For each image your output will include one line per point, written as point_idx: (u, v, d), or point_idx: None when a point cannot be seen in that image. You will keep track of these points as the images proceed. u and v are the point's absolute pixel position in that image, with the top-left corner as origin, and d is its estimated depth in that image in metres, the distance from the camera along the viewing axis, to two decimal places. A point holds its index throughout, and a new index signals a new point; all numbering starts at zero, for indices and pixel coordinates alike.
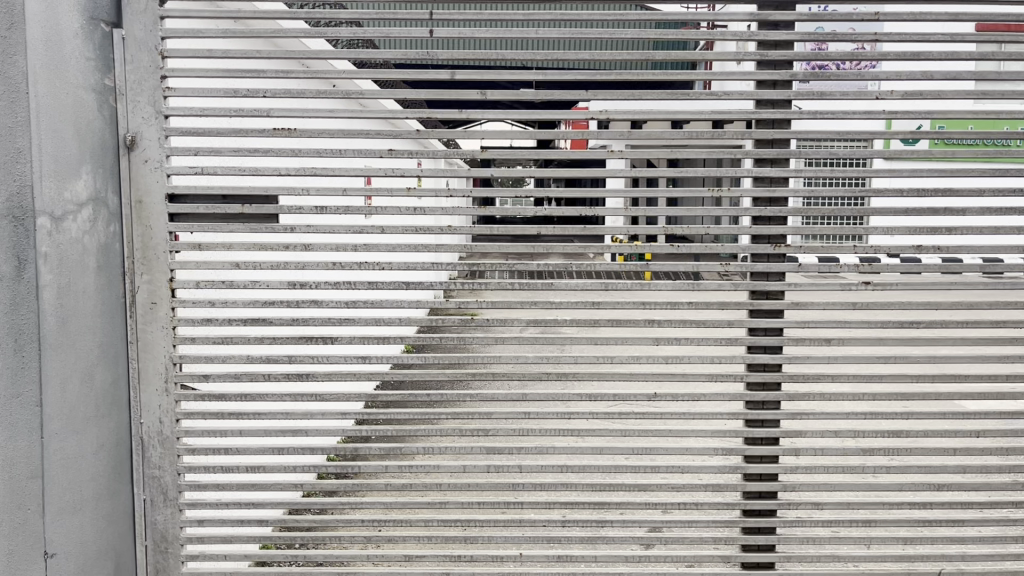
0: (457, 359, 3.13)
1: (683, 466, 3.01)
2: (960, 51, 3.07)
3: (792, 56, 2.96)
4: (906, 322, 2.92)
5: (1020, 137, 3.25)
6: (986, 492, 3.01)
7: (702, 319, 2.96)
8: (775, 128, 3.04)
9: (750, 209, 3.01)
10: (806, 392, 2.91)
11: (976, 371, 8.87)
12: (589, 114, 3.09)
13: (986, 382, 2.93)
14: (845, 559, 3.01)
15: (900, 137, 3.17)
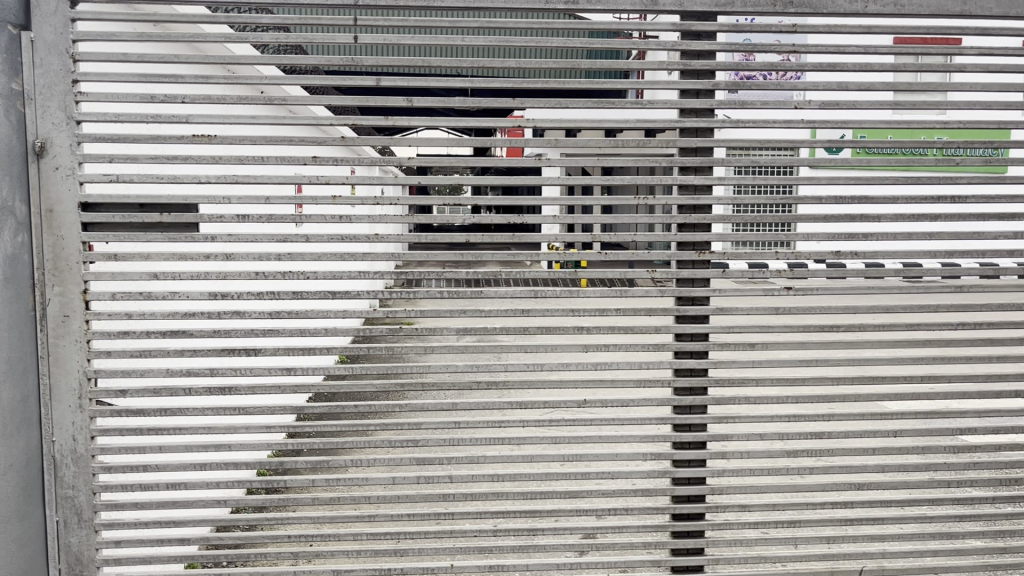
0: (386, 371, 3.06)
1: (614, 473, 2.99)
2: (874, 62, 3.15)
3: (714, 66, 2.99)
4: (827, 326, 2.97)
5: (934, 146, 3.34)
6: (905, 491, 3.07)
7: (630, 325, 2.94)
8: (699, 136, 3.06)
9: (675, 216, 3.02)
10: (733, 396, 2.93)
11: (895, 374, 9.27)
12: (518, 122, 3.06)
13: (903, 383, 3.00)
14: (772, 560, 3.04)
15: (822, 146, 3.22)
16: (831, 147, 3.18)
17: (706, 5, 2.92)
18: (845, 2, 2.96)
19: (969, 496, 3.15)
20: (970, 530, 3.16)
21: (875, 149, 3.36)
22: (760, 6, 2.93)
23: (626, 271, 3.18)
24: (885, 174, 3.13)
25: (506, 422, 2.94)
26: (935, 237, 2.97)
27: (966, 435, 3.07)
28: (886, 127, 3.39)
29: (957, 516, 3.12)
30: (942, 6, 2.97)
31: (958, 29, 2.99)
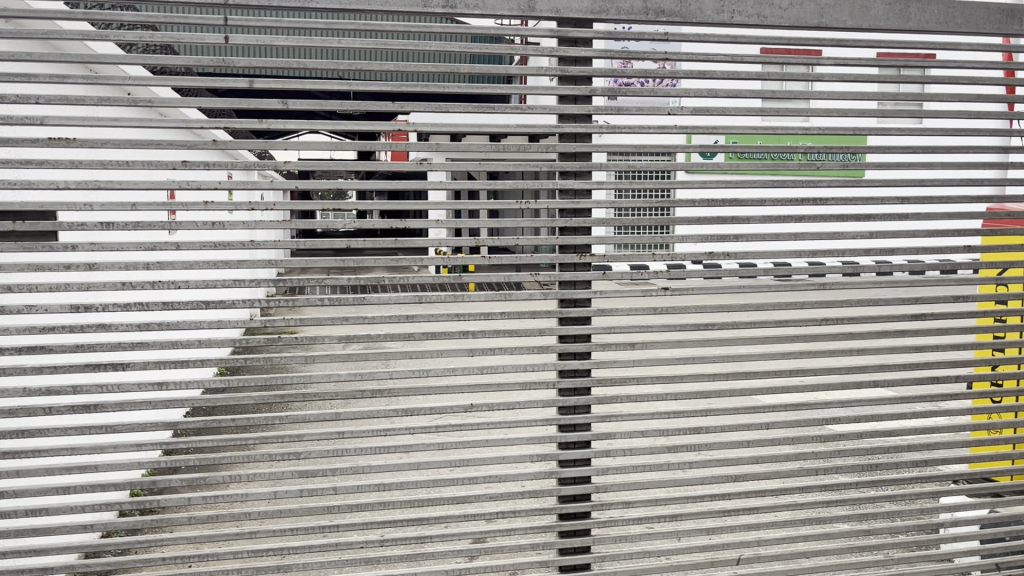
0: (267, 381, 2.93)
1: (501, 475, 2.96)
2: (742, 70, 3.27)
3: (589, 73, 3.02)
4: (704, 325, 3.04)
5: (800, 150, 3.49)
6: (778, 480, 3.19)
7: (514, 329, 2.88)
8: (577, 141, 3.10)
9: (557, 219, 3.04)
10: (615, 395, 2.98)
11: (772, 368, 9.71)
12: (399, 125, 3.00)
13: (775, 378, 3.11)
14: (655, 554, 3.09)
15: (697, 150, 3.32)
16: (704, 152, 3.28)
17: (583, 12, 2.96)
18: (713, 12, 3.05)
19: (835, 483, 3.30)
20: (838, 514, 3.31)
21: (744, 154, 3.48)
22: (633, 14, 2.99)
23: (511, 275, 3.18)
24: (754, 178, 3.25)
25: (392, 429, 2.85)
26: (800, 238, 3.10)
27: (832, 424, 3.22)
28: (755, 132, 3.51)
29: (826, 501, 3.27)
30: (802, 18, 3.13)
31: (817, 40, 3.12)
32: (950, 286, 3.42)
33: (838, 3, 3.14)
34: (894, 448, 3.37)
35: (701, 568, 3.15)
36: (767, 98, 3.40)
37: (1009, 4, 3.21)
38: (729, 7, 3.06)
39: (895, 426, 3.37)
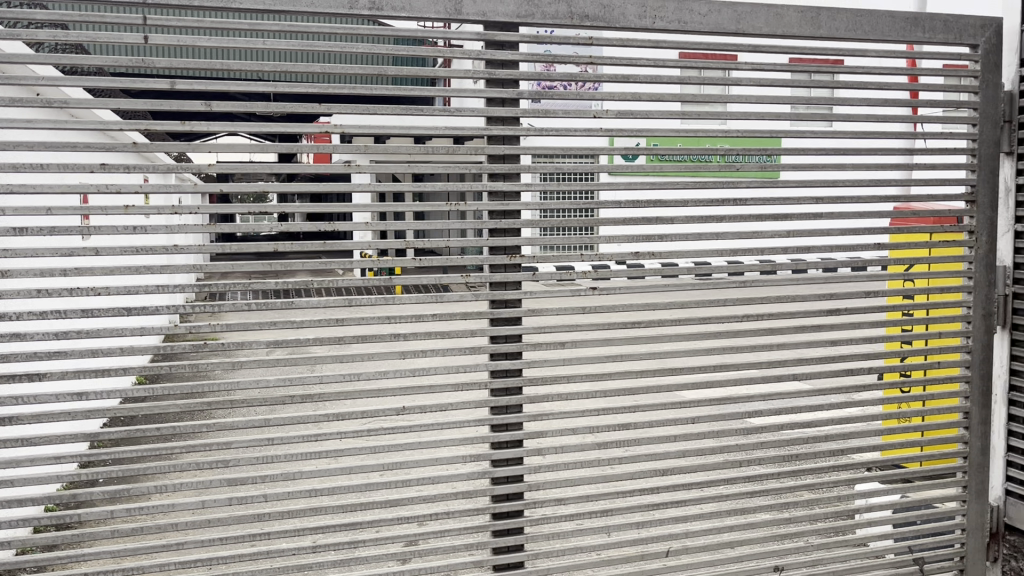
0: (192, 389, 2.86)
1: (434, 478, 2.95)
2: (663, 74, 3.34)
3: (515, 76, 3.04)
4: (632, 323, 3.09)
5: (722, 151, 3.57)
6: (704, 473, 3.27)
7: (446, 330, 2.85)
8: (505, 143, 3.12)
9: (487, 221, 3.06)
10: (546, 395, 3.01)
11: (696, 363, 9.93)
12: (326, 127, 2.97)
13: (700, 374, 3.19)
14: (586, 549, 3.14)
15: (623, 151, 3.38)
16: (628, 154, 3.34)
17: (509, 15, 2.99)
18: (636, 17, 3.11)
19: (758, 475, 3.41)
20: (761, 505, 3.42)
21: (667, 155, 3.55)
22: (558, 18, 3.03)
23: (441, 277, 3.17)
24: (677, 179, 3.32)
25: (322, 435, 2.81)
26: (722, 238, 3.17)
27: (754, 418, 3.32)
28: (678, 134, 3.58)
29: (749, 493, 3.37)
30: (720, 24, 3.19)
31: (735, 46, 3.21)
32: (863, 283, 3.56)
33: (754, 10, 3.23)
34: (812, 438, 3.50)
35: (631, 561, 3.21)
36: (689, 101, 3.48)
37: (914, 13, 3.35)
38: (650, 13, 3.12)
39: (813, 418, 3.50)
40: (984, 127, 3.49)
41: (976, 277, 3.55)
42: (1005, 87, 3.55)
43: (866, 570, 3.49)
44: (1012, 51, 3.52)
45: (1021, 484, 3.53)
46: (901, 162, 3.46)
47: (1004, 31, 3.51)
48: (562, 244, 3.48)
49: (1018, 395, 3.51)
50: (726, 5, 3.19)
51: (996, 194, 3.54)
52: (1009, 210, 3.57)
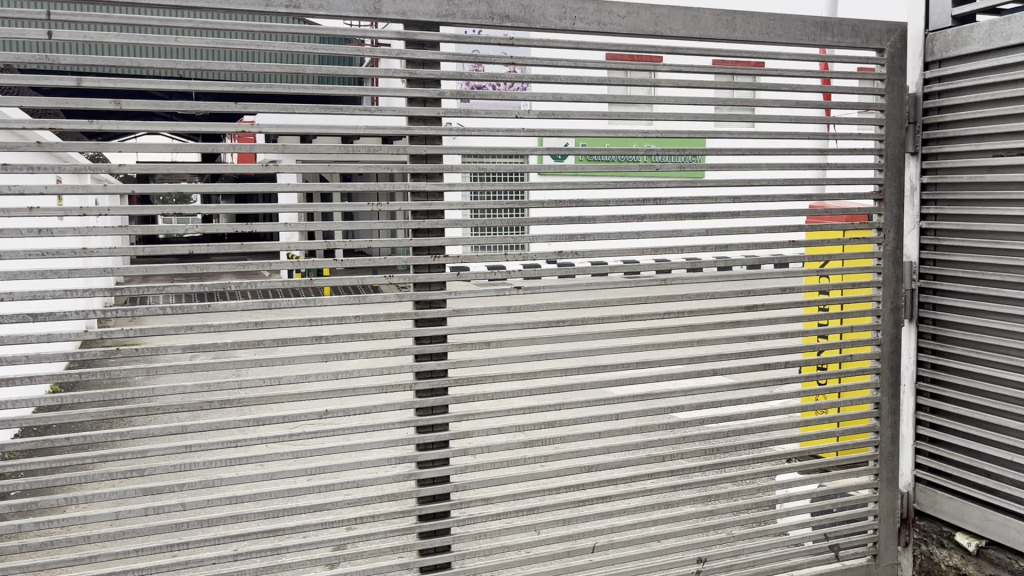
0: (105, 397, 2.76)
1: (358, 481, 2.91)
2: (585, 75, 3.37)
3: (436, 75, 3.03)
4: (557, 322, 3.10)
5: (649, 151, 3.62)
6: (629, 469, 3.31)
7: (369, 332, 2.82)
8: (428, 143, 3.10)
9: (409, 221, 3.03)
10: (472, 394, 3.00)
11: (624, 360, 10.06)
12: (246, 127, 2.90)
13: (624, 370, 3.22)
14: (514, 547, 3.14)
15: (551, 152, 3.40)
16: (556, 155, 3.39)
17: (429, 15, 2.97)
18: (556, 18, 3.14)
19: (681, 468, 3.47)
20: (685, 497, 3.47)
21: (594, 156, 3.58)
22: (479, 18, 3.03)
23: (366, 277, 3.14)
24: (601, 179, 3.35)
25: (242, 439, 2.74)
26: (644, 237, 3.22)
27: (678, 412, 3.37)
28: (605, 135, 3.62)
29: (673, 486, 3.42)
30: (638, 26, 3.25)
31: (653, 48, 3.26)
32: (780, 279, 3.66)
33: (671, 13, 3.28)
34: (733, 432, 3.58)
35: (558, 558, 3.23)
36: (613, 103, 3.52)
37: (823, 18, 3.48)
38: (570, 14, 3.16)
39: (734, 412, 3.57)
40: (890, 128, 3.62)
41: (885, 272, 3.69)
42: (910, 89, 3.69)
43: (786, 558, 3.58)
44: (916, 55, 3.66)
45: (928, 470, 3.67)
46: (814, 162, 3.57)
47: (908, 36, 3.66)
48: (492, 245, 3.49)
49: (924, 384, 3.66)
50: (643, 7, 3.25)
51: (902, 192, 3.69)
52: (914, 207, 3.71)
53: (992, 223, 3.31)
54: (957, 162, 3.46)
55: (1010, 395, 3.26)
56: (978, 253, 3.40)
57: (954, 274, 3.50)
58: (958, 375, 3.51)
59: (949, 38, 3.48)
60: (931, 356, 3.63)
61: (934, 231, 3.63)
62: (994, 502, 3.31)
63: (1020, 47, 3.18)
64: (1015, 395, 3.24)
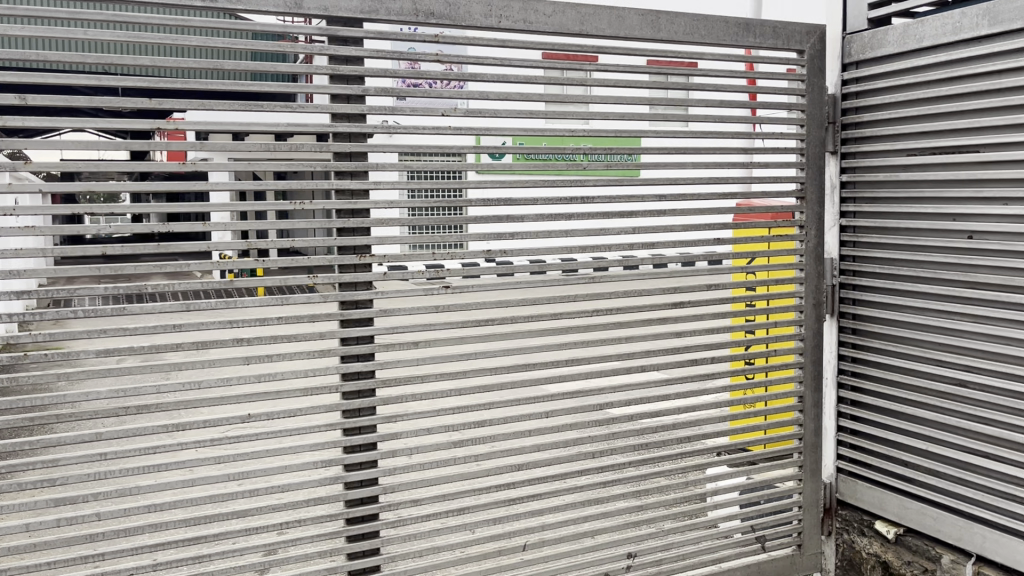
0: (14, 405, 2.65)
1: (284, 485, 2.86)
2: (511, 73, 3.36)
3: (360, 72, 2.99)
4: (486, 321, 3.09)
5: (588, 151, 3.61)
6: (560, 466, 3.32)
7: (293, 333, 2.77)
8: (352, 140, 3.06)
9: (333, 220, 2.99)
10: (399, 395, 2.97)
11: (560, 357, 10.12)
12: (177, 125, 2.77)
13: (553, 368, 3.24)
14: (444, 548, 3.12)
15: (488, 151, 3.38)
16: (494, 153, 3.40)
17: (352, 11, 2.93)
18: (481, 16, 3.13)
19: (612, 464, 3.50)
20: (615, 494, 3.50)
21: (533, 156, 3.56)
22: (403, 15, 3.00)
23: (290, 278, 3.08)
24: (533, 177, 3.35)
25: (160, 446, 2.67)
26: (572, 235, 3.23)
27: (607, 409, 3.40)
28: (544, 134, 3.60)
29: (603, 482, 3.45)
30: (564, 24, 3.26)
31: (578, 47, 3.28)
32: (706, 276, 3.72)
33: (598, 12, 3.30)
34: (662, 427, 3.63)
35: (489, 558, 3.23)
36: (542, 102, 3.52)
37: (745, 19, 3.54)
38: (496, 12, 3.15)
39: (662, 407, 3.61)
40: (810, 128, 3.71)
41: (807, 269, 3.81)
42: (829, 90, 3.78)
43: (715, 551, 3.65)
44: (835, 57, 3.76)
45: (849, 461, 3.78)
46: (738, 161, 3.63)
47: (828, 38, 3.75)
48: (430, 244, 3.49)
49: (845, 377, 3.76)
50: (569, 6, 3.26)
51: (822, 192, 3.79)
52: (834, 205, 3.81)
53: (907, 220, 3.42)
54: (874, 161, 3.57)
55: (925, 386, 3.38)
56: (894, 249, 3.51)
57: (872, 270, 3.61)
58: (877, 369, 3.61)
59: (865, 40, 3.59)
60: (851, 350, 3.74)
61: (853, 228, 3.73)
62: (911, 491, 3.43)
63: (931, 49, 3.30)
64: (929, 387, 3.35)
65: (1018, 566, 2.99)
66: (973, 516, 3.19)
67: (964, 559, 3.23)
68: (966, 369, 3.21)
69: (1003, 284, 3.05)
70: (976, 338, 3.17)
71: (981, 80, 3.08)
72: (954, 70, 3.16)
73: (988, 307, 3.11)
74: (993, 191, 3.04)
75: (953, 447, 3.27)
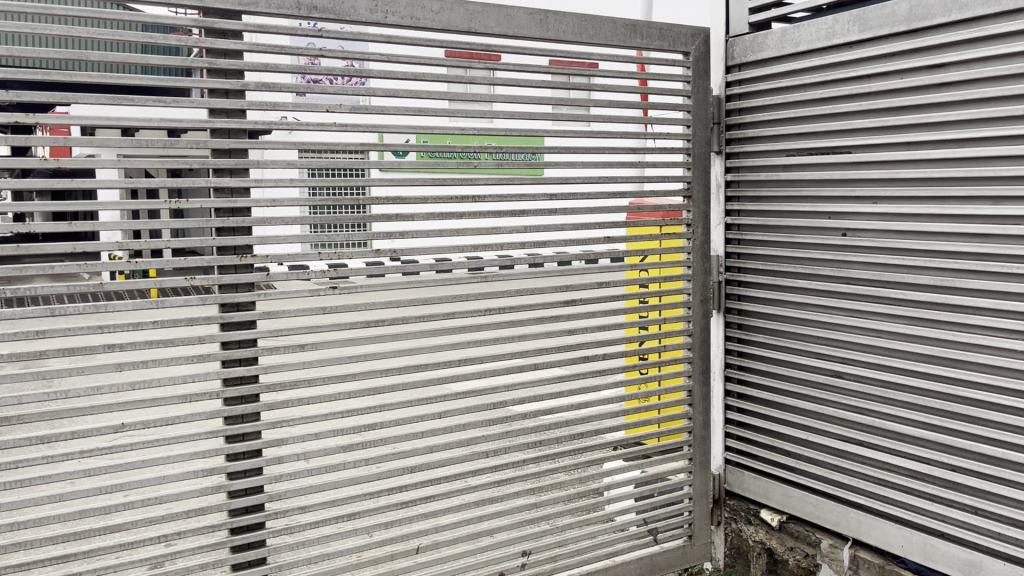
0: None
1: (162, 496, 2.74)
2: (399, 70, 3.32)
3: (239, 66, 2.89)
4: (375, 322, 3.04)
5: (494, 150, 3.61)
6: (452, 467, 3.29)
7: (169, 338, 2.66)
8: (232, 137, 2.95)
9: (211, 219, 2.87)
10: (284, 399, 2.89)
11: (460, 356, 10.09)
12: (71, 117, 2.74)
13: (445, 369, 3.21)
14: (334, 554, 3.05)
15: (392, 150, 3.35)
16: (398, 151, 3.33)
17: (230, 3, 2.83)
18: (367, 11, 3.06)
19: (506, 463, 3.49)
20: (511, 492, 3.50)
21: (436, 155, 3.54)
22: (284, 8, 2.92)
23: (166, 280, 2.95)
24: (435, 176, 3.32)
25: (23, 460, 2.51)
26: (462, 235, 3.21)
27: (501, 408, 3.39)
28: (450, 133, 3.58)
29: (497, 481, 3.44)
30: (452, 22, 3.25)
31: (466, 45, 3.26)
32: (597, 274, 3.75)
33: (486, 10, 3.31)
34: (557, 424, 3.65)
35: (382, 562, 3.18)
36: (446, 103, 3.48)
37: (632, 21, 3.60)
38: (381, 7, 3.09)
39: (556, 405, 3.64)
40: (696, 128, 3.81)
41: (694, 266, 3.89)
42: (714, 92, 3.88)
43: (609, 545, 3.70)
44: (718, 59, 3.86)
45: (736, 453, 3.90)
46: (627, 160, 3.68)
47: (711, 41, 3.85)
48: (330, 242, 3.42)
49: (731, 371, 3.87)
50: (458, 4, 3.25)
51: (708, 190, 3.89)
52: (720, 204, 3.91)
53: (787, 219, 3.55)
54: (756, 161, 3.68)
55: (805, 379, 3.51)
56: (776, 247, 3.64)
57: (755, 267, 3.72)
58: (761, 363, 3.73)
59: (746, 44, 3.71)
60: (738, 345, 3.85)
61: (737, 226, 3.84)
62: (794, 479, 3.57)
63: (807, 54, 3.44)
64: (808, 378, 3.49)
65: (890, 549, 3.16)
66: (849, 501, 3.35)
67: (841, 543, 3.38)
68: (841, 361, 3.36)
69: (874, 279, 3.20)
70: (851, 332, 3.32)
71: (852, 83, 3.22)
72: (828, 74, 3.30)
73: (862, 302, 3.25)
74: (864, 190, 3.19)
75: (830, 436, 3.42)
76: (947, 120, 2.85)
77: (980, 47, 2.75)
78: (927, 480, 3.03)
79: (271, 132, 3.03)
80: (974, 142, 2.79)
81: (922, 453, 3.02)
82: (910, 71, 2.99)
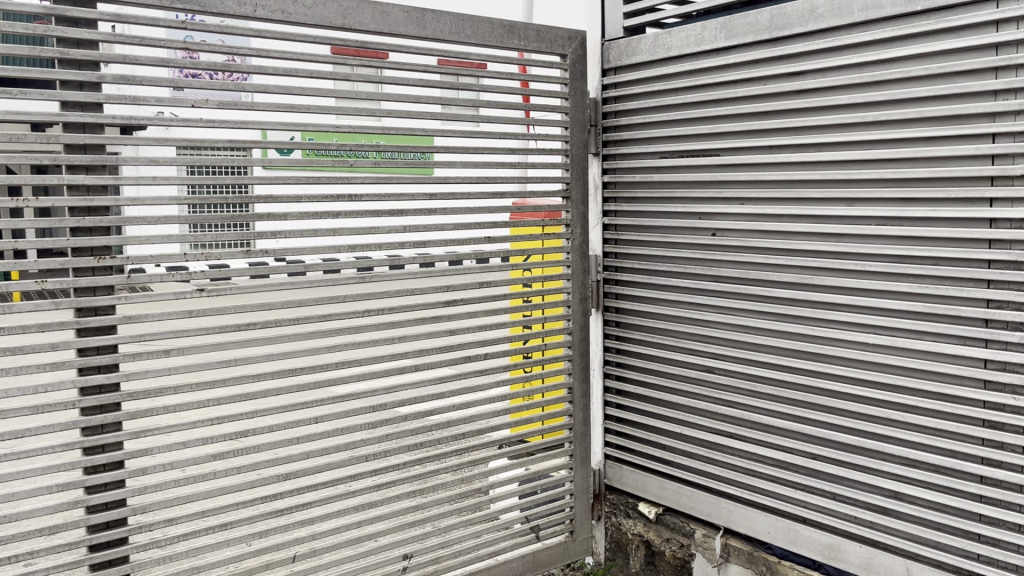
0: None
1: (11, 514, 2.55)
2: (270, 66, 3.21)
3: (95, 57, 2.73)
4: (246, 324, 2.94)
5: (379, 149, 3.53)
6: (330, 472, 3.20)
7: (17, 345, 2.48)
8: (88, 131, 2.78)
9: (63, 218, 2.69)
10: (148, 407, 2.76)
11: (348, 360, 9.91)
12: None
13: (322, 371, 3.14)
14: (205, 566, 2.92)
15: (275, 146, 3.24)
16: (281, 149, 3.23)
17: None
18: (235, 4, 2.95)
19: (387, 466, 3.44)
20: (392, 495, 3.44)
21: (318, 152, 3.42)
22: None
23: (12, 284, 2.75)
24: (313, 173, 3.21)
25: None
26: (338, 235, 3.14)
27: (381, 410, 3.33)
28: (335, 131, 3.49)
29: (378, 484, 3.37)
30: (325, 17, 3.17)
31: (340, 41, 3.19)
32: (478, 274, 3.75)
33: (359, 7, 3.26)
34: (439, 425, 3.62)
35: (257, 573, 3.07)
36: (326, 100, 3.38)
37: (510, 21, 3.62)
38: (250, 0, 2.98)
39: (438, 405, 3.61)
40: (574, 130, 3.87)
41: (573, 265, 3.94)
42: (591, 94, 3.96)
43: (493, 544, 3.70)
44: (595, 62, 3.93)
45: (615, 448, 3.98)
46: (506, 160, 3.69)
47: (588, 44, 3.92)
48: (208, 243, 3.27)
49: (609, 368, 3.95)
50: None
51: (586, 191, 3.95)
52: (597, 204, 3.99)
53: (661, 219, 3.65)
54: (631, 163, 3.77)
55: (679, 374, 3.62)
56: (650, 246, 3.73)
57: (632, 266, 3.81)
58: (638, 359, 3.83)
59: (621, 48, 3.79)
60: (615, 342, 3.94)
61: (614, 226, 3.91)
62: (669, 472, 3.68)
63: (678, 59, 3.54)
64: (682, 374, 3.60)
65: (758, 536, 3.30)
66: (720, 492, 3.48)
67: (713, 532, 3.50)
68: (713, 356, 3.48)
69: (741, 278, 3.32)
70: (721, 328, 3.44)
71: (720, 89, 3.35)
72: (697, 79, 3.42)
73: (730, 299, 3.38)
74: (732, 192, 3.31)
75: (702, 429, 3.54)
76: (806, 125, 3.01)
77: (834, 56, 2.91)
78: (791, 469, 3.18)
79: (139, 125, 2.86)
80: (829, 146, 2.95)
81: (786, 443, 3.17)
82: (771, 78, 3.13)
